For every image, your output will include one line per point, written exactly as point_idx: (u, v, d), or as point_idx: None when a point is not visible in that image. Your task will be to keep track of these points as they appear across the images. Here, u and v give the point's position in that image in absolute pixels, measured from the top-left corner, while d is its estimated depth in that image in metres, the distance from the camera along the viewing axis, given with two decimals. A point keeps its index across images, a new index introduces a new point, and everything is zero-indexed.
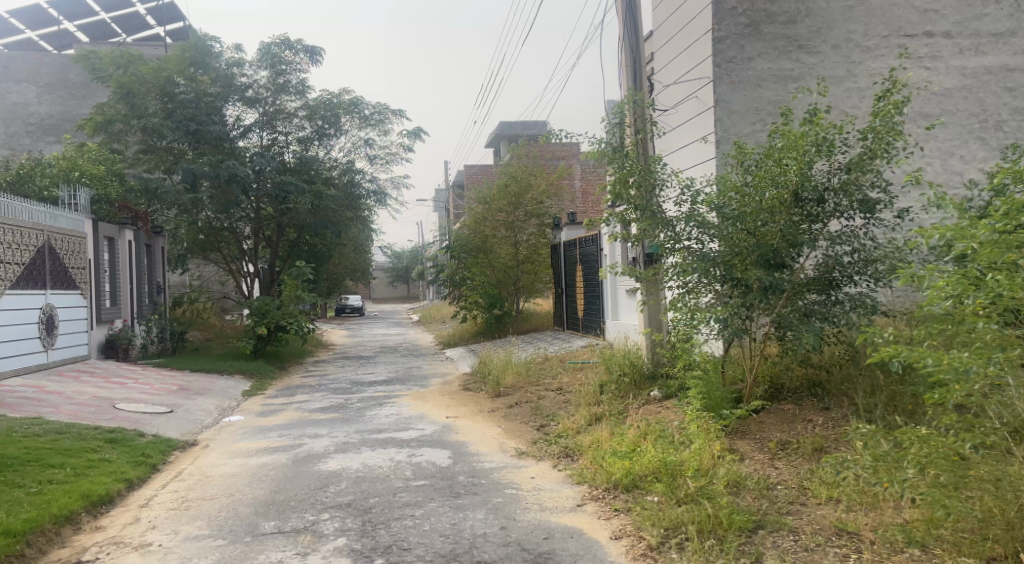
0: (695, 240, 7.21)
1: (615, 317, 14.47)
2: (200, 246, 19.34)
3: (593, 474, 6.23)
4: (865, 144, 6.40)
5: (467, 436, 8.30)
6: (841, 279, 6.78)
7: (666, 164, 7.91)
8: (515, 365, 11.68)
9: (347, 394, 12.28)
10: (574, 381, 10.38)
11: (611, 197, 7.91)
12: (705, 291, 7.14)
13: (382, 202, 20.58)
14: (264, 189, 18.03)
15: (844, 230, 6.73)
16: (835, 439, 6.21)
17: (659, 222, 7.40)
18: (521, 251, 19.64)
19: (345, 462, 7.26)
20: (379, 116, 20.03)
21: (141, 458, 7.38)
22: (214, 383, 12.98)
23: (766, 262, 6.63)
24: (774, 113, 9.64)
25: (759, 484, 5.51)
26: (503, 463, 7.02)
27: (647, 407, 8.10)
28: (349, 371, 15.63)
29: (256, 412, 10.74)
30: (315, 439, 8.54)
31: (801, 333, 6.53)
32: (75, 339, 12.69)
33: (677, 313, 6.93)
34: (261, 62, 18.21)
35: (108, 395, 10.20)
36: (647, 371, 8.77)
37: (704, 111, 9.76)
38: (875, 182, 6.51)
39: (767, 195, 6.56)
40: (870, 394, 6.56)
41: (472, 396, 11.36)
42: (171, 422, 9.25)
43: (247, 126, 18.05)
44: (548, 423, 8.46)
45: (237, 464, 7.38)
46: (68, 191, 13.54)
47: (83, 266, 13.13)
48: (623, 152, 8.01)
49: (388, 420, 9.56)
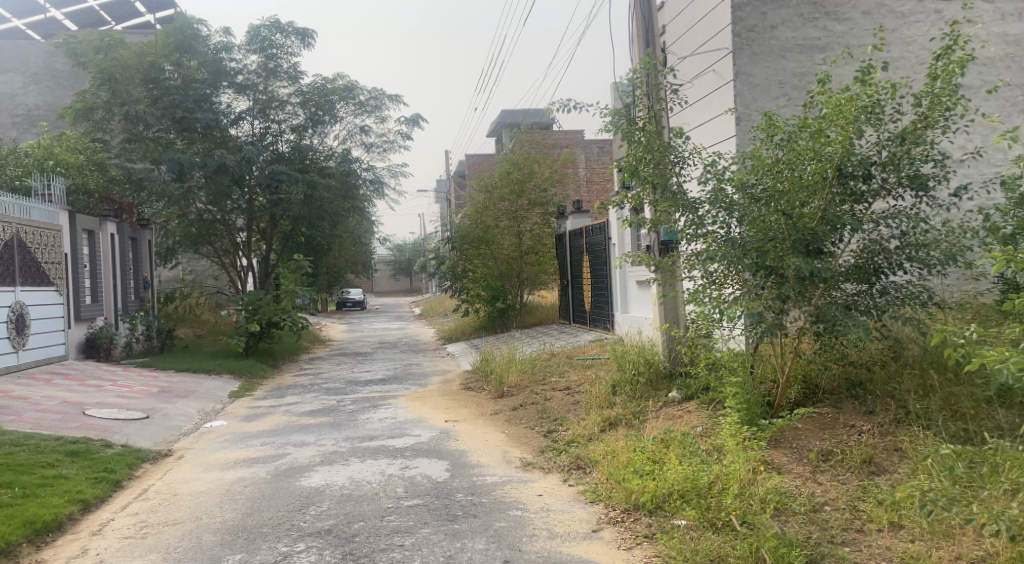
0: (721, 224, 6.36)
1: (624, 309, 13.73)
2: (190, 239, 18.59)
3: (609, 493, 5.46)
4: (920, 110, 5.53)
5: (466, 443, 7.52)
6: (886, 266, 5.93)
7: (689, 138, 7.07)
8: (520, 362, 10.87)
9: (340, 395, 11.49)
10: (583, 381, 9.59)
11: (626, 174, 7.09)
12: (731, 282, 6.36)
13: (380, 192, 19.69)
14: (254, 179, 17.16)
15: (893, 210, 5.87)
16: (887, 450, 5.43)
17: (682, 204, 6.57)
18: (525, 241, 18.88)
19: (329, 477, 6.48)
20: (376, 102, 19.18)
21: (102, 473, 6.61)
22: (200, 383, 12.22)
23: (806, 248, 5.76)
24: (799, 86, 8.84)
25: (805, 507, 4.71)
26: (506, 477, 6.23)
27: (666, 410, 7.33)
28: (346, 369, 14.84)
29: (242, 416, 9.98)
30: (300, 447, 7.77)
31: (846, 328, 5.72)
32: (50, 340, 11.94)
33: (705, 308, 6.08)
34: (251, 45, 17.50)
35: (80, 400, 9.46)
36: (664, 370, 8.03)
37: (723, 85, 8.94)
38: (929, 154, 5.66)
39: (807, 170, 5.68)
40: (923, 397, 5.76)
41: (474, 397, 10.55)
42: (145, 429, 8.48)
43: (239, 114, 17.39)
44: (557, 428, 7.67)
45: (211, 480, 6.61)
46: (41, 181, 12.79)
47: (59, 261, 12.41)
48: (637, 126, 7.18)
49: (383, 425, 8.77)
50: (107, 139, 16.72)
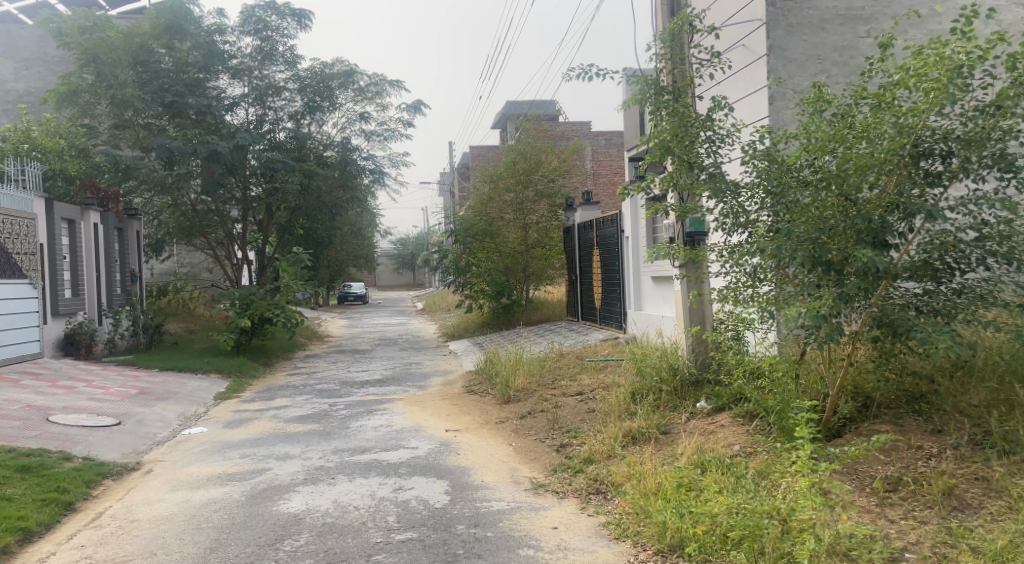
0: (763, 215, 5.55)
1: (637, 307, 12.92)
2: (184, 230, 17.83)
3: (639, 529, 4.62)
4: (1015, 76, 4.64)
5: (470, 459, 6.68)
6: (963, 261, 5.03)
7: (729, 112, 6.11)
8: (527, 364, 9.98)
9: (333, 398, 10.65)
10: (597, 385, 8.77)
11: (657, 151, 6.17)
12: (773, 280, 5.51)
13: (380, 182, 18.79)
14: (249, 168, 16.31)
15: (971, 196, 4.96)
16: (968, 480, 4.57)
17: (724, 186, 5.67)
18: (531, 234, 17.99)
19: (311, 500, 5.63)
20: (376, 88, 18.35)
21: (51, 494, 5.77)
22: (184, 384, 11.39)
23: (877, 238, 4.84)
24: (840, 62, 7.96)
25: (885, 557, 3.85)
26: (515, 504, 5.36)
27: (696, 423, 6.48)
28: (341, 368, 13.99)
29: (224, 421, 9.14)
30: (284, 461, 6.92)
31: (919, 332, 4.83)
32: (21, 337, 11.13)
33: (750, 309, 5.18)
34: (244, 27, 16.63)
35: (46, 404, 8.62)
36: (690, 377, 7.18)
37: (755, 61, 8.03)
38: (1020, 129, 4.75)
39: (880, 145, 4.79)
40: (1006, 415, 4.89)
41: (476, 402, 9.69)
42: (113, 439, 7.64)
43: (234, 99, 16.52)
44: (571, 442, 6.81)
45: (178, 502, 5.77)
46: (16, 165, 11.98)
47: (32, 252, 11.63)
48: (671, 97, 6.27)
49: (377, 434, 7.92)
50: (94, 125, 15.88)
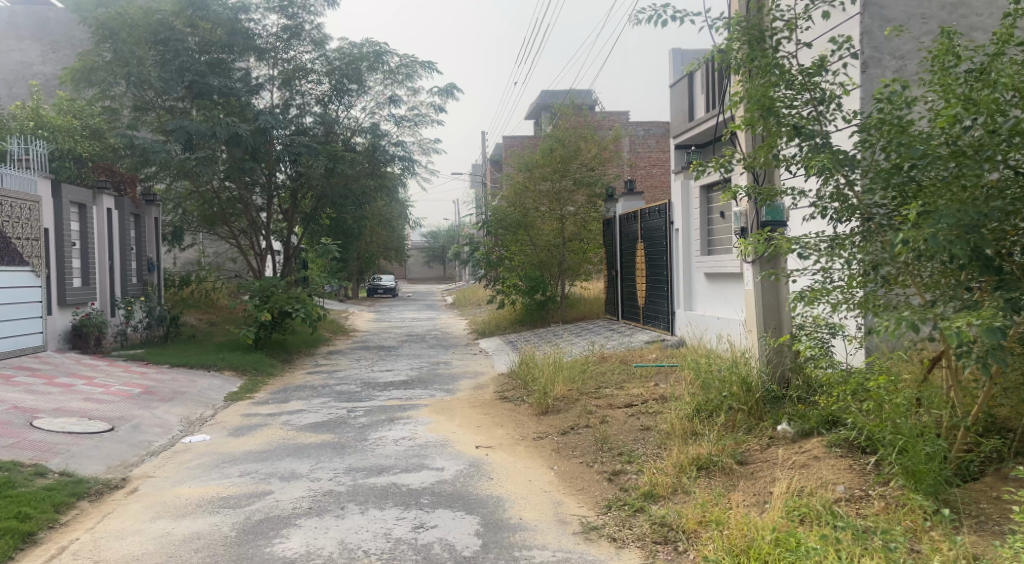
0: (882, 200, 4.42)
1: (688, 307, 11.72)
2: (206, 218, 17.03)
3: None
4: None
5: (505, 486, 5.64)
6: None
7: (841, 69, 4.90)
8: (568, 368, 8.89)
9: (354, 402, 9.65)
10: (651, 395, 7.68)
11: (746, 117, 5.00)
12: (894, 279, 4.33)
13: (410, 170, 17.73)
14: (274, 154, 15.38)
15: None
16: None
17: (841, 159, 4.44)
18: (567, 227, 16.89)
19: (312, 540, 4.60)
20: (407, 71, 17.18)
21: (8, 522, 4.83)
22: (194, 383, 10.50)
23: None
24: (950, 21, 6.67)
25: None
26: (563, 555, 4.30)
27: (778, 450, 5.32)
28: (364, 367, 13.06)
29: (230, 428, 8.20)
30: (290, 483, 5.91)
31: None
32: (20, 328, 10.35)
33: (881, 320, 3.99)
34: (270, 3, 15.60)
35: (34, 406, 7.76)
36: (766, 392, 6.01)
37: (844, 22, 6.77)
38: None
39: None
40: None
41: (511, 412, 8.63)
42: (100, 449, 6.73)
43: (259, 83, 15.63)
44: (626, 469, 5.71)
45: (156, 536, 4.79)
46: (19, 143, 11.18)
47: (34, 236, 10.82)
48: (765, 50, 5.06)
49: (399, 450, 6.89)
50: (113, 107, 15.10)
